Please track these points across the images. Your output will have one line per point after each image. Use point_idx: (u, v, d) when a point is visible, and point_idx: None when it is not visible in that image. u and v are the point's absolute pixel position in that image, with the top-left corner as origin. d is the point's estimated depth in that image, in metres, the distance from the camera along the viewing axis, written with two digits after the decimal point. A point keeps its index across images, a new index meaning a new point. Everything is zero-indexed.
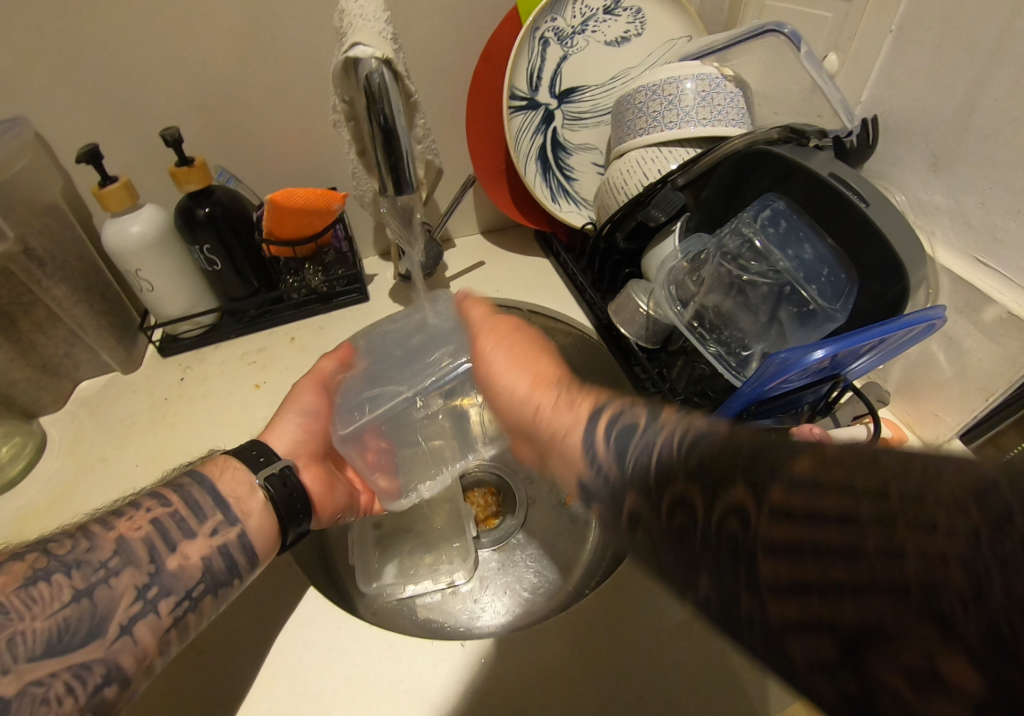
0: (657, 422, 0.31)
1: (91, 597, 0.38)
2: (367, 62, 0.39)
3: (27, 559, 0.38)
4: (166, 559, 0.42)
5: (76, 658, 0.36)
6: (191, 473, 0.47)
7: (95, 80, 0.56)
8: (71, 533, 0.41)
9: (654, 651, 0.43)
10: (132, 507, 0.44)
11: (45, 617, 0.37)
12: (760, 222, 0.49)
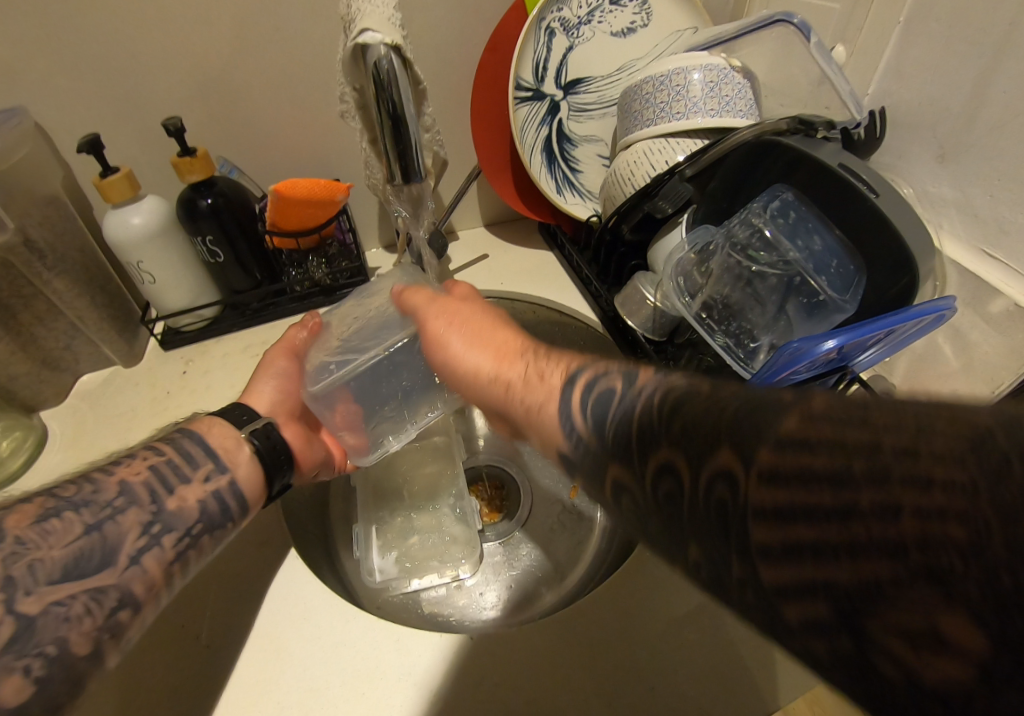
0: (630, 387, 0.33)
1: (101, 530, 0.40)
2: (376, 48, 0.38)
3: (35, 500, 0.39)
4: (167, 500, 0.43)
5: (92, 583, 0.38)
6: (180, 429, 0.48)
7: (95, 69, 0.55)
8: (73, 479, 0.42)
9: (663, 643, 0.43)
10: (128, 457, 0.45)
11: (61, 547, 0.38)
12: (770, 213, 0.49)
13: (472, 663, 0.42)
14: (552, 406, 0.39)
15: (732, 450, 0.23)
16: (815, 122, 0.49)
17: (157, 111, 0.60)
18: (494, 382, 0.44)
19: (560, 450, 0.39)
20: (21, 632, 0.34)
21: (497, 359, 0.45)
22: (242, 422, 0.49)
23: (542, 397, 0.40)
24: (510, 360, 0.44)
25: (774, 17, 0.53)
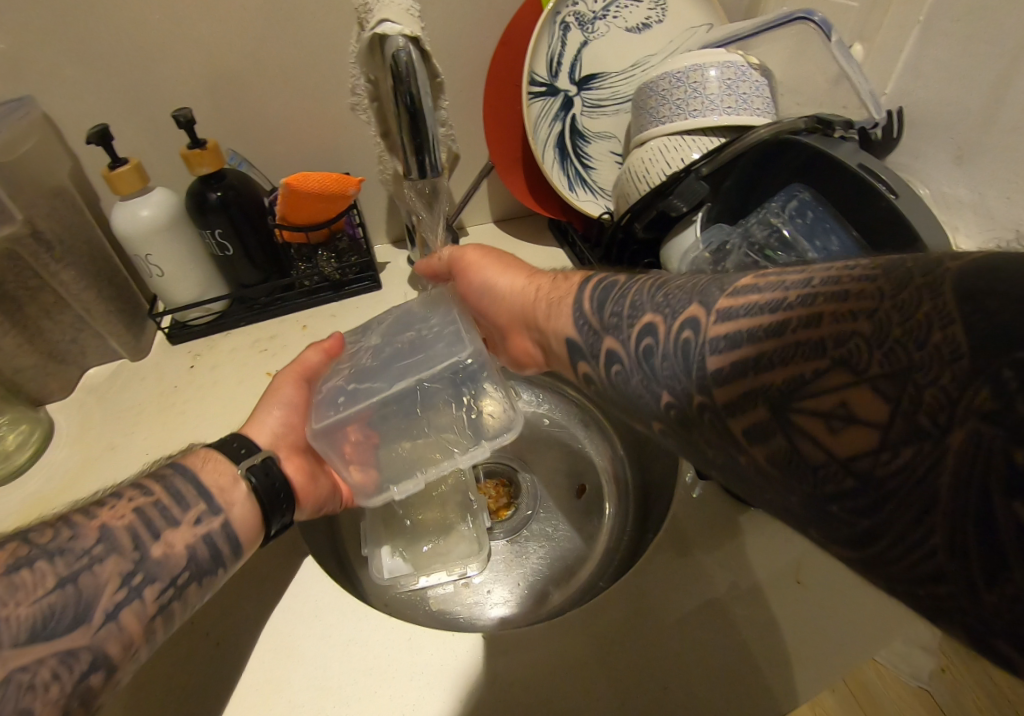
0: (631, 278, 0.36)
1: (75, 583, 0.35)
2: (395, 41, 0.38)
3: (7, 546, 0.35)
4: (152, 547, 0.39)
5: (60, 647, 0.33)
6: (172, 462, 0.45)
7: (105, 59, 0.55)
8: (51, 522, 0.38)
9: (675, 644, 0.43)
10: (109, 499, 0.40)
11: (28, 604, 0.33)
12: (787, 213, 0.49)
13: (483, 662, 0.42)
14: (564, 302, 0.40)
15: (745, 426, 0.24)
16: (833, 122, 0.48)
17: (167, 103, 0.59)
18: (518, 296, 0.47)
19: (567, 338, 0.39)
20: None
21: (527, 278, 0.48)
22: (237, 453, 0.46)
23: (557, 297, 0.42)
24: (537, 276, 0.47)
25: (793, 14, 0.52)
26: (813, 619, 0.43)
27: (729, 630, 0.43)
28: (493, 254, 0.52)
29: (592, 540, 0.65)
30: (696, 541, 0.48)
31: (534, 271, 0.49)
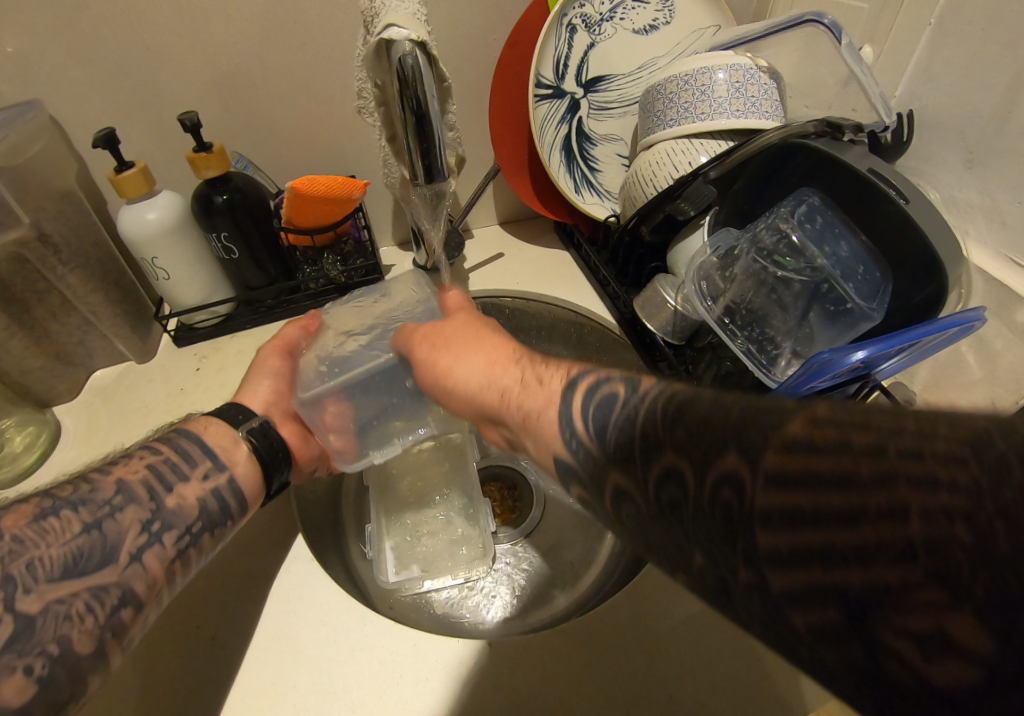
0: (634, 394, 0.32)
1: (100, 529, 0.40)
2: (401, 45, 0.37)
3: (32, 500, 0.39)
4: (167, 499, 0.44)
5: (92, 581, 0.38)
6: (176, 428, 0.49)
7: (112, 62, 0.55)
8: (71, 478, 0.42)
9: (681, 651, 0.43)
10: (121, 460, 0.45)
11: (59, 546, 0.38)
12: (797, 218, 0.48)
13: (488, 667, 0.42)
14: (552, 412, 0.37)
15: (738, 460, 0.23)
16: (843, 125, 0.48)
17: (174, 105, 0.59)
18: (488, 387, 0.43)
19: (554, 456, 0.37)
20: (20, 632, 0.34)
21: (499, 369, 0.43)
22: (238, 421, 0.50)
23: (545, 401, 0.38)
24: (512, 363, 0.43)
25: (803, 16, 0.52)
26: None
27: (735, 638, 0.43)
28: (462, 330, 0.46)
29: (597, 543, 0.64)
30: None
31: (509, 351, 0.45)
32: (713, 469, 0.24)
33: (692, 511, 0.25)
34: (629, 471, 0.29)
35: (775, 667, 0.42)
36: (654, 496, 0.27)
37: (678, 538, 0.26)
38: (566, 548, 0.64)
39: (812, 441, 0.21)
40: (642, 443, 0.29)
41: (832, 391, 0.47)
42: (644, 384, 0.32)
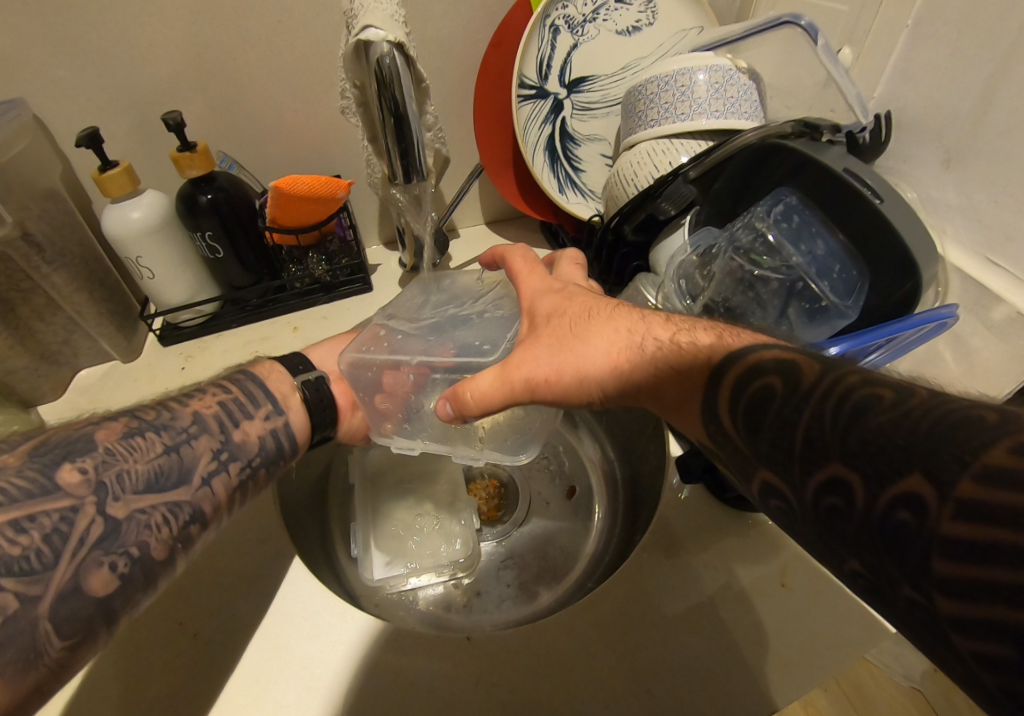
0: (804, 389, 0.26)
1: (179, 453, 0.39)
2: (378, 46, 0.38)
3: (121, 419, 0.39)
4: (237, 433, 0.43)
5: (169, 497, 0.38)
6: (243, 369, 0.49)
7: (94, 60, 0.55)
8: (153, 403, 0.42)
9: (661, 644, 0.43)
10: (198, 393, 0.44)
11: (144, 462, 0.37)
12: (773, 218, 0.49)
13: (471, 664, 0.42)
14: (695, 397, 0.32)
15: (923, 476, 0.20)
16: (820, 125, 0.49)
17: (158, 104, 0.59)
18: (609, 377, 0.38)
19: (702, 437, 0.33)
20: (109, 534, 0.34)
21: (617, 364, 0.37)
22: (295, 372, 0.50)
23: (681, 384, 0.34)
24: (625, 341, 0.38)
25: (780, 17, 0.52)
26: (798, 618, 0.44)
27: (714, 631, 0.44)
28: (560, 324, 0.40)
29: (582, 538, 0.65)
30: (686, 543, 0.49)
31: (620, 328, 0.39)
32: (888, 472, 0.21)
33: (851, 512, 0.23)
34: (783, 471, 0.26)
35: (753, 658, 0.43)
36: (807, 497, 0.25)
37: (829, 534, 0.24)
38: (550, 545, 0.64)
39: (980, 487, 0.19)
40: (805, 504, 0.25)
41: None
42: (808, 374, 0.27)
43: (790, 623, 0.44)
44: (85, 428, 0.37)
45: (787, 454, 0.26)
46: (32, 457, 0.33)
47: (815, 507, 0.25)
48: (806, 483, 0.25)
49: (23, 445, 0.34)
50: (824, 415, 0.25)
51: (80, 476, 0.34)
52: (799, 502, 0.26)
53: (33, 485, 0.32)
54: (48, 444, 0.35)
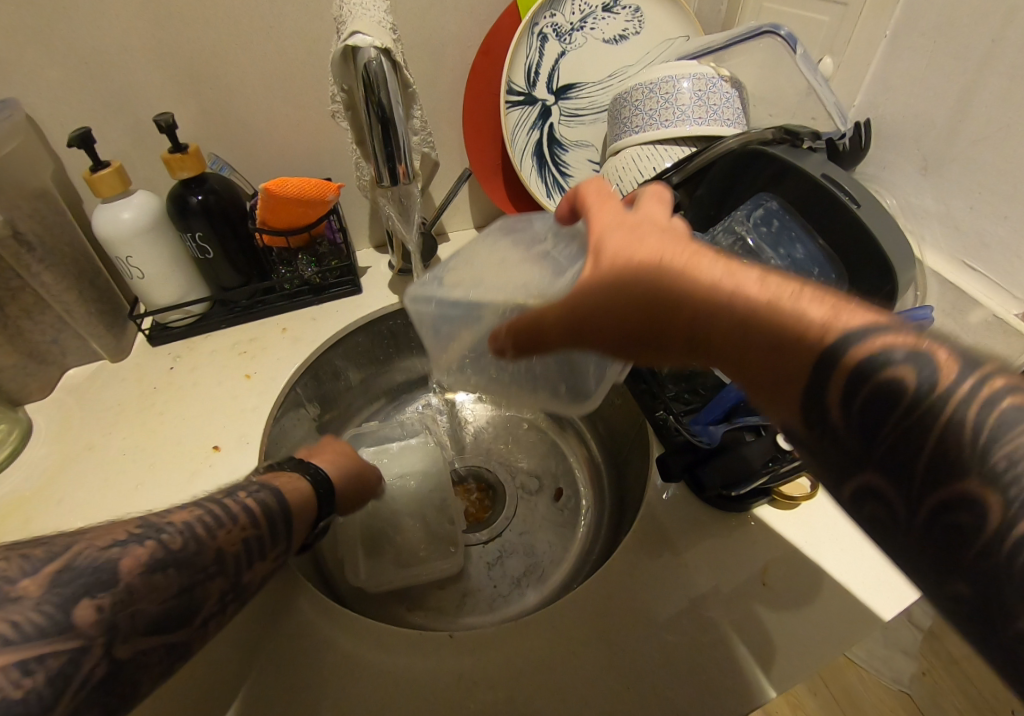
0: (939, 392, 0.23)
1: (193, 593, 0.33)
2: (366, 51, 0.38)
3: (148, 544, 0.32)
4: (248, 573, 0.37)
5: (171, 639, 0.31)
6: (268, 488, 0.43)
7: (88, 61, 0.55)
8: (181, 527, 0.34)
9: (643, 644, 0.44)
10: (230, 518, 0.38)
11: (158, 602, 0.31)
12: (753, 222, 0.50)
13: (453, 662, 0.43)
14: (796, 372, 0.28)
15: None
16: (802, 132, 0.49)
17: (151, 107, 0.60)
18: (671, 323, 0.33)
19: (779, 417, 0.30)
20: (110, 678, 0.28)
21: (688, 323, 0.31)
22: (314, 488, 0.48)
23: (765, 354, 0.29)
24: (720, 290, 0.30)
25: (760, 28, 0.53)
26: (776, 616, 0.45)
27: (692, 631, 0.44)
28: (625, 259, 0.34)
29: (569, 539, 0.65)
30: (671, 543, 0.49)
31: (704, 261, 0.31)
32: None
33: (981, 533, 0.22)
34: (894, 473, 0.24)
35: (731, 656, 0.43)
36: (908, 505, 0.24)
37: (940, 549, 0.23)
38: (538, 547, 0.64)
39: None
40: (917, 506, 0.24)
41: None
42: (947, 373, 0.24)
43: (772, 622, 0.44)
44: (111, 552, 0.30)
45: (908, 467, 0.24)
46: (52, 588, 0.27)
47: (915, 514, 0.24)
48: (919, 495, 0.24)
49: (45, 569, 0.28)
50: (967, 423, 0.23)
51: (95, 613, 0.28)
52: (906, 517, 0.24)
53: (44, 621, 0.26)
54: (69, 571, 0.28)
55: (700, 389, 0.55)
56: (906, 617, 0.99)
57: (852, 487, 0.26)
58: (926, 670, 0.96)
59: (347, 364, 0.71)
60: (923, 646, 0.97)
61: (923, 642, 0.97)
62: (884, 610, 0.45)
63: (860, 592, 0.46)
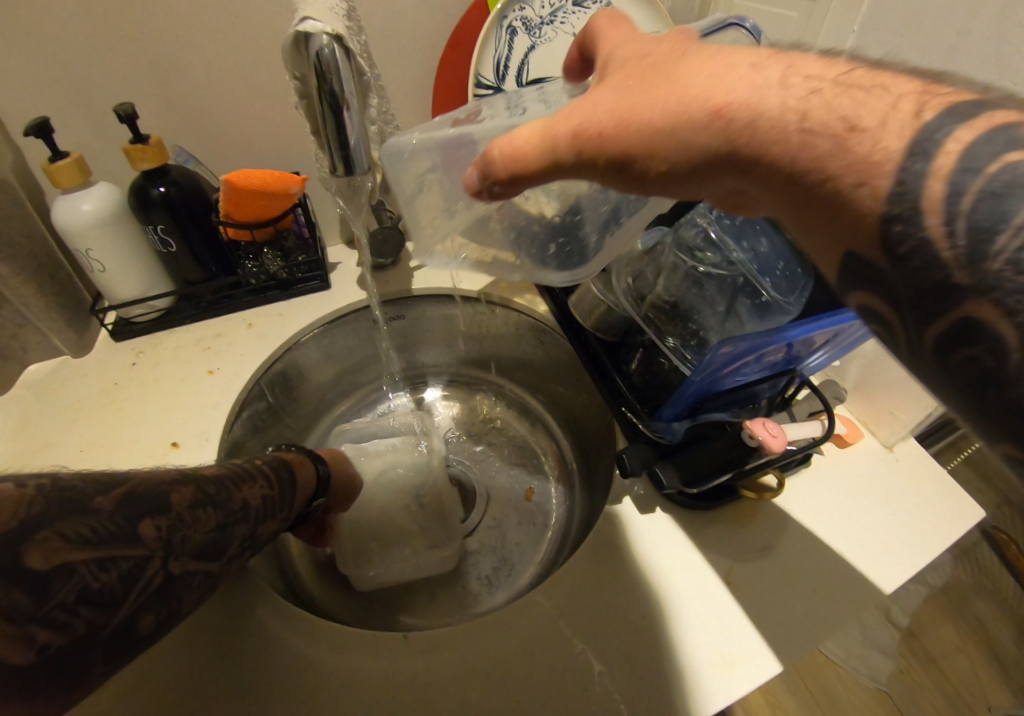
0: None
1: (227, 531, 0.39)
2: (317, 38, 0.38)
3: (193, 484, 0.39)
4: (265, 526, 0.43)
5: (206, 565, 0.37)
6: (279, 463, 0.48)
7: (45, 47, 0.53)
8: (216, 478, 0.41)
9: (603, 640, 0.43)
10: (253, 480, 0.44)
11: (199, 532, 0.37)
12: (715, 215, 0.50)
13: (407, 663, 0.42)
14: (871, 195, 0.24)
15: None
16: None
17: (113, 96, 0.58)
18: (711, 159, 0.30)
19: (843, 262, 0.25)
20: (163, 587, 0.34)
21: (724, 125, 0.29)
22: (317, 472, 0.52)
23: (830, 187, 0.25)
24: (771, 105, 0.27)
25: (724, 20, 0.53)
26: (734, 619, 0.44)
27: (650, 635, 0.43)
28: (656, 67, 0.32)
29: (539, 540, 0.64)
30: (636, 543, 0.49)
31: (750, 63, 0.29)
32: None
33: None
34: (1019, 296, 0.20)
35: (684, 663, 0.42)
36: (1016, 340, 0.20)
37: None
38: (509, 547, 0.63)
39: None
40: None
41: (756, 383, 0.47)
42: None
43: (730, 621, 0.44)
44: (165, 484, 0.37)
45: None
46: (123, 506, 0.34)
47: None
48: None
49: (113, 492, 0.34)
50: None
51: (155, 532, 0.34)
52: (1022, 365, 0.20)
53: (119, 530, 0.33)
54: (136, 496, 0.35)
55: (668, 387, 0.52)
56: (883, 616, 1.00)
57: (939, 335, 0.22)
58: (903, 669, 0.97)
59: (315, 361, 0.70)
60: (902, 647, 0.99)
61: (901, 642, 0.99)
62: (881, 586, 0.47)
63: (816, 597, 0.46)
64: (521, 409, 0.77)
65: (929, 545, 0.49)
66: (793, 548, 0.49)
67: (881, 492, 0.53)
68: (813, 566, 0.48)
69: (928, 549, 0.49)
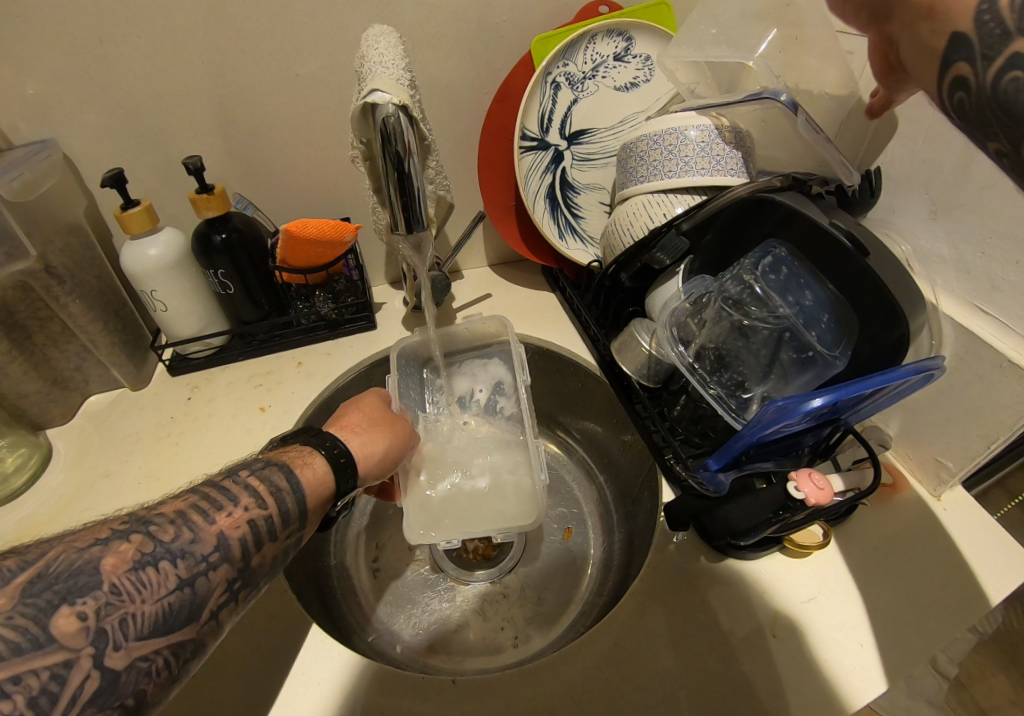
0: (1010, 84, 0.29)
1: (194, 587, 0.32)
2: (384, 107, 0.41)
3: (133, 538, 0.31)
4: (259, 555, 0.36)
5: (176, 638, 0.31)
6: (276, 464, 0.41)
7: (124, 106, 0.58)
8: (174, 514, 0.34)
9: (642, 688, 0.44)
10: (231, 499, 0.36)
11: (153, 601, 0.30)
12: (761, 270, 0.50)
13: (449, 704, 0.43)
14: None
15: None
16: (809, 180, 0.50)
17: (180, 149, 0.62)
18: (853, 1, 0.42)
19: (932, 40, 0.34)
20: (104, 690, 0.28)
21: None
22: (335, 459, 0.44)
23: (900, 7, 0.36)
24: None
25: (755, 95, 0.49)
26: (782, 674, 0.44)
27: (687, 683, 0.44)
28: None
29: (576, 581, 0.65)
30: (677, 591, 0.49)
31: None
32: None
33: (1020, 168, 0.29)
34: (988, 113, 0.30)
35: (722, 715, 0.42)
36: (966, 66, 0.31)
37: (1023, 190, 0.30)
38: (547, 585, 0.64)
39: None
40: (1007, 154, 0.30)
41: (801, 433, 0.47)
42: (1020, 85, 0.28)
43: (771, 671, 0.44)
44: (91, 552, 0.30)
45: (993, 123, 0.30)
46: (23, 600, 0.27)
47: (997, 93, 0.29)
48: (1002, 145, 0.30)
49: (16, 580, 0.28)
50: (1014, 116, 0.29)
51: (77, 623, 0.28)
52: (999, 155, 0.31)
53: (21, 638, 0.26)
54: (42, 580, 0.28)
55: (710, 433, 0.55)
56: (931, 665, 0.97)
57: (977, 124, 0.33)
58: None
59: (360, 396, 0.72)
60: (950, 697, 0.95)
61: (949, 692, 0.95)
62: (925, 649, 0.45)
63: (859, 655, 0.45)
64: (555, 450, 0.78)
65: (973, 603, 0.48)
66: (841, 600, 0.48)
67: (927, 544, 0.52)
68: (859, 622, 0.47)
69: (970, 606, 0.48)
